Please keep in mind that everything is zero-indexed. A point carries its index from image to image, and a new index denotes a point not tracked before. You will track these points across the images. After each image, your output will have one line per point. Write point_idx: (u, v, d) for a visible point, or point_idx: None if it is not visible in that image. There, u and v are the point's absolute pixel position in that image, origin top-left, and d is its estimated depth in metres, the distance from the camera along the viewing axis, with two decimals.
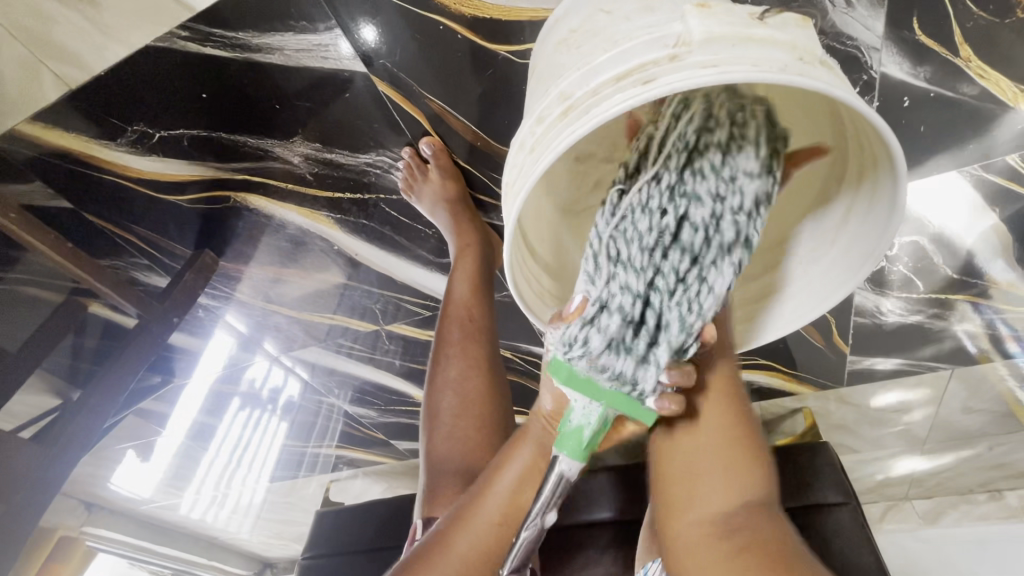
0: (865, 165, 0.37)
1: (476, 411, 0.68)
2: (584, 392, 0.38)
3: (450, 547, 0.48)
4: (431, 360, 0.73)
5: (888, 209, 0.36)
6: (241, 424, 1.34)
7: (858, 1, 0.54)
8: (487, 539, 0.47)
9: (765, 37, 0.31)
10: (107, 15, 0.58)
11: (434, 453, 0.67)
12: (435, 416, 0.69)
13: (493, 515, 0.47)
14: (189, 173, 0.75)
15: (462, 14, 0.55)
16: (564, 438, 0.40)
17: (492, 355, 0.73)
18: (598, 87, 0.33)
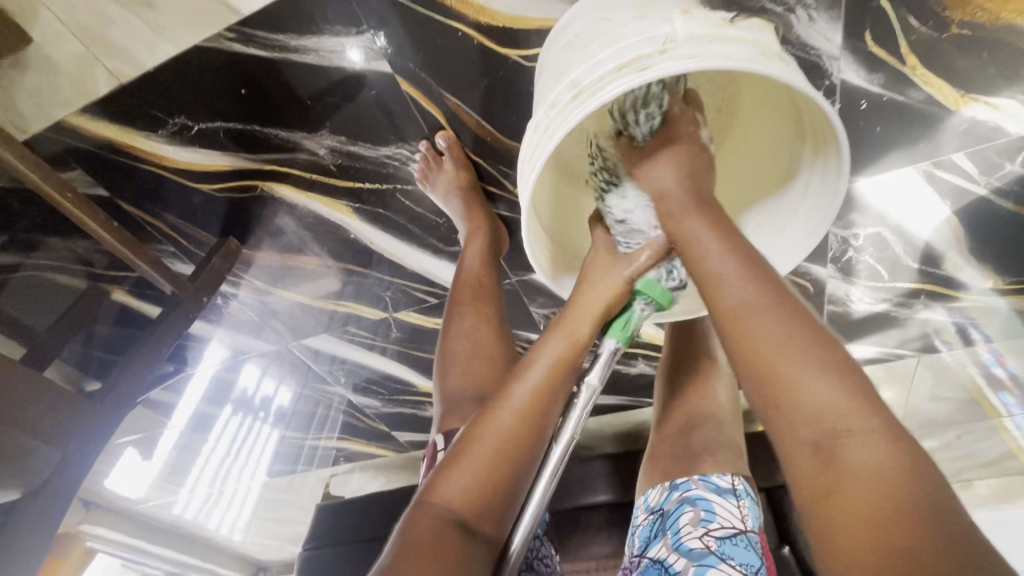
0: (818, 141, 0.45)
1: (485, 353, 0.75)
2: (657, 295, 0.51)
3: (474, 446, 0.45)
4: (446, 314, 0.81)
5: (837, 175, 0.44)
6: (234, 429, 1.36)
7: (819, 16, 0.63)
8: (513, 433, 0.46)
9: (734, 37, 0.39)
10: (163, 17, 0.65)
11: (447, 392, 0.73)
12: (449, 359, 0.75)
13: (528, 399, 0.47)
14: (221, 164, 0.82)
15: (480, 22, 0.63)
16: (631, 330, 0.51)
17: (502, 317, 0.80)
18: (603, 75, 0.40)
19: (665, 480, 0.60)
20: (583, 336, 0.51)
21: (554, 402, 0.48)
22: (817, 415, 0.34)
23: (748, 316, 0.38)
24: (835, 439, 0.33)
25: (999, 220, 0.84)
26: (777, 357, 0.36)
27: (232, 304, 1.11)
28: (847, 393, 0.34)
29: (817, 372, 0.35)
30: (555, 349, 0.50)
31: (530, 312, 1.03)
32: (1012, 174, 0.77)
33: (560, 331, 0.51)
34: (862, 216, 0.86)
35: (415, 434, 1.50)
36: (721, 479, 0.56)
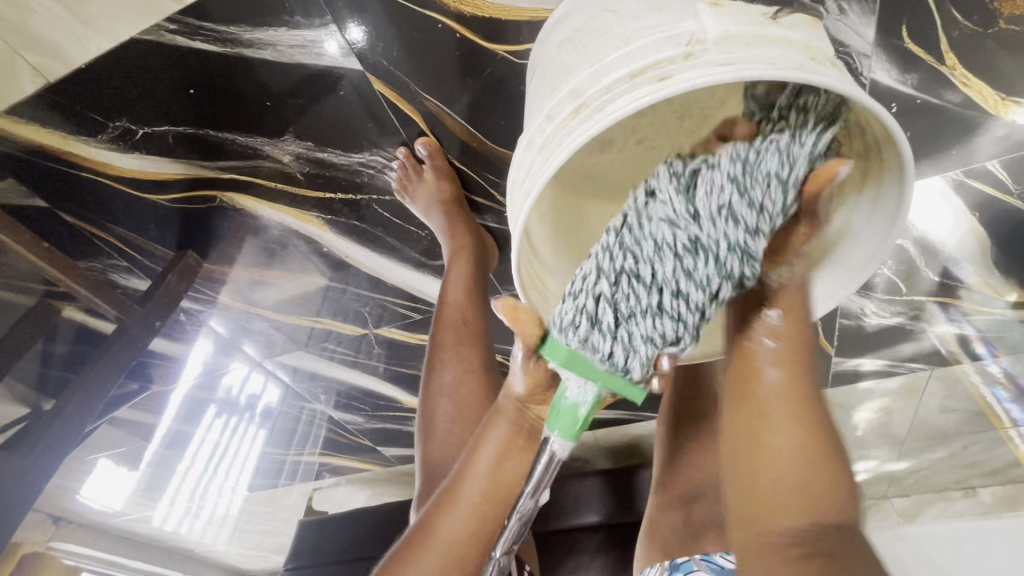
0: (874, 169, 0.38)
1: (472, 416, 0.68)
2: (579, 373, 0.39)
3: (428, 543, 0.45)
4: (426, 364, 0.73)
5: (899, 212, 0.38)
6: (219, 431, 1.30)
7: (850, 8, 0.55)
8: (467, 531, 0.45)
9: (777, 37, 0.31)
10: (91, 6, 0.55)
11: (431, 459, 0.67)
12: (432, 422, 0.69)
13: (475, 500, 0.45)
14: (175, 172, 0.73)
15: (462, 12, 0.54)
16: (560, 418, 0.41)
17: (488, 361, 0.72)
18: (610, 84, 0.33)
19: (665, 560, 0.54)
20: (525, 425, 0.46)
21: (502, 505, 0.45)
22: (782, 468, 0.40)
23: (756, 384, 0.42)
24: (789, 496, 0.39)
25: None
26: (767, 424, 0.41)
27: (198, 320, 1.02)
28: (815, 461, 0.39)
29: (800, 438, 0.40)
30: (499, 439, 0.46)
31: None
32: None
33: (505, 404, 0.46)
34: None
35: (402, 449, 1.42)
36: (725, 559, 0.49)
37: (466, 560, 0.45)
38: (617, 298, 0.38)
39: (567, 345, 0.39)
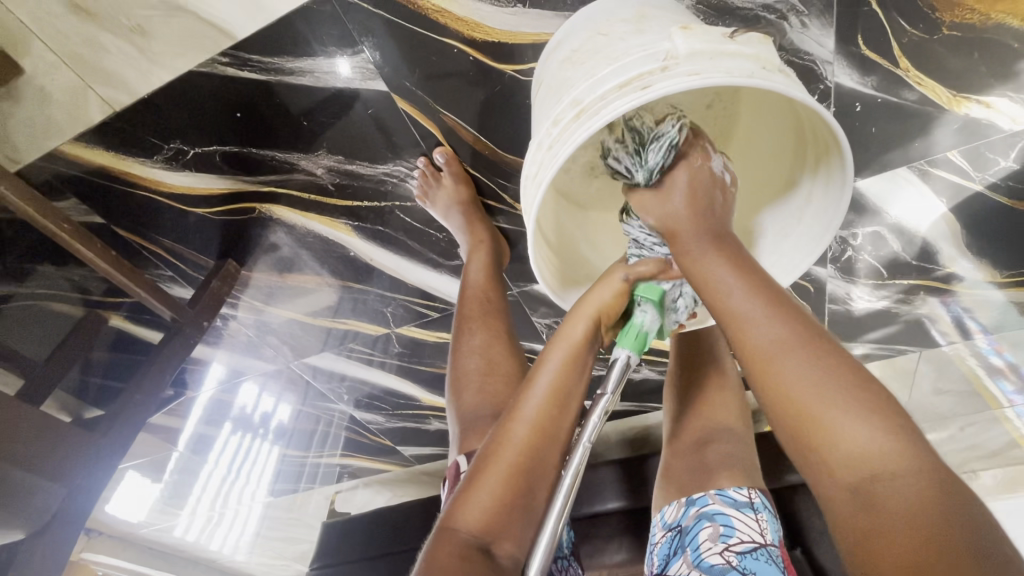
0: (820, 155, 0.47)
1: (501, 371, 0.77)
2: (659, 308, 0.52)
3: (495, 463, 0.50)
4: (455, 332, 0.82)
5: (840, 185, 0.45)
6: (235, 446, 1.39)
7: (811, 23, 0.63)
8: (530, 444, 0.51)
9: (735, 52, 0.39)
10: (155, 44, 0.64)
11: (465, 410, 0.76)
12: (463, 380, 0.78)
13: (536, 417, 0.52)
14: (219, 187, 0.81)
15: (475, 39, 0.63)
16: (631, 337, 0.52)
17: (510, 332, 0.82)
18: (604, 93, 0.41)
19: (681, 497, 0.63)
20: (584, 337, 0.54)
21: (568, 409, 0.53)
22: (854, 451, 0.35)
23: (776, 360, 0.38)
24: (874, 489, 0.34)
25: (995, 215, 0.85)
26: (816, 404, 0.36)
27: (232, 325, 1.10)
28: (894, 438, 0.34)
29: (864, 417, 0.35)
30: (561, 352, 0.54)
31: (532, 322, 1.03)
32: (1006, 170, 0.78)
33: (568, 326, 0.54)
34: (859, 215, 0.87)
35: (420, 448, 1.49)
36: (737, 493, 0.59)
37: (533, 467, 0.51)
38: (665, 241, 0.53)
39: (654, 284, 0.53)
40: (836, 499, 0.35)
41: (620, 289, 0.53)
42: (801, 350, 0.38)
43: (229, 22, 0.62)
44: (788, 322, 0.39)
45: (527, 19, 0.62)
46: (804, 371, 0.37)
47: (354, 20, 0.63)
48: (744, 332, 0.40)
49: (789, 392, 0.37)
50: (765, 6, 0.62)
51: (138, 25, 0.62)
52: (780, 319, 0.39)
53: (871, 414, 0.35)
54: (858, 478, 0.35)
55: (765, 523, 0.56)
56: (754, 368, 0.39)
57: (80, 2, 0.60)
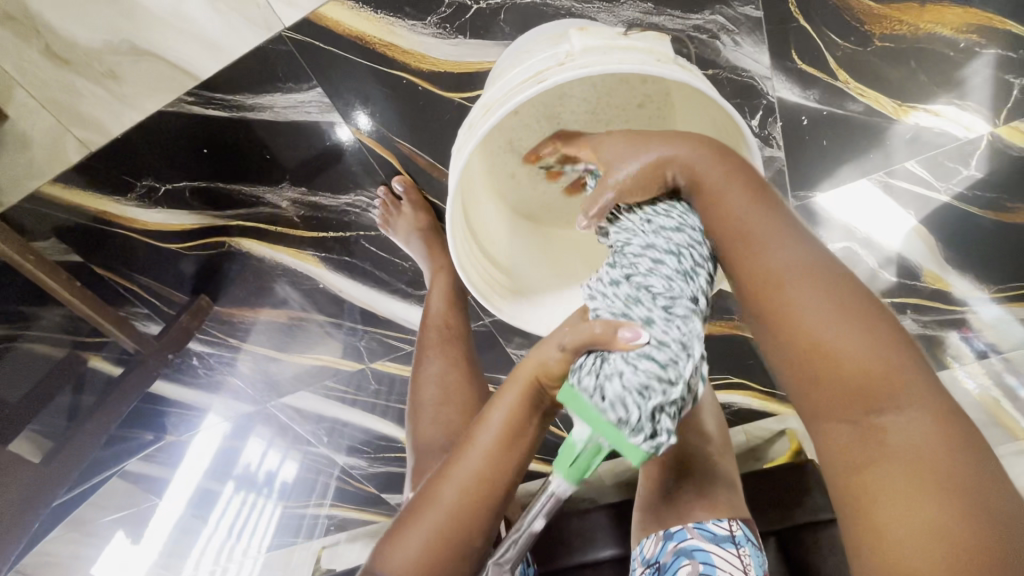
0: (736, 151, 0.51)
1: (458, 400, 0.76)
2: (582, 417, 0.41)
3: (423, 516, 0.48)
4: (415, 362, 0.82)
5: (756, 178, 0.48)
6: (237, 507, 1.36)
7: (743, 40, 0.66)
8: (463, 502, 0.47)
9: (627, 46, 0.41)
10: (126, 87, 0.69)
11: (422, 439, 0.75)
12: (420, 409, 0.77)
13: (472, 475, 0.48)
14: (189, 223, 0.84)
15: (422, 70, 0.67)
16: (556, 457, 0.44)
17: (471, 357, 0.81)
18: (506, 93, 0.43)
19: (658, 529, 0.59)
20: (532, 395, 0.48)
21: (510, 470, 0.48)
22: (863, 377, 0.36)
23: (793, 285, 0.38)
24: (866, 418, 0.36)
25: (968, 226, 0.83)
26: (828, 338, 0.36)
27: (210, 366, 1.09)
28: (895, 363, 0.36)
29: (874, 348, 0.36)
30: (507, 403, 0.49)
31: (507, 354, 1.01)
32: (970, 179, 0.77)
33: (514, 376, 0.49)
34: (827, 231, 0.85)
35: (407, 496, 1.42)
36: (716, 526, 0.56)
37: (465, 526, 0.47)
38: (632, 298, 0.42)
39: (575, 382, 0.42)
40: (834, 427, 0.38)
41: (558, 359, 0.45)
42: (817, 277, 0.38)
43: (193, 64, 0.67)
44: (803, 250, 0.39)
45: (469, 50, 0.65)
46: (821, 302, 0.37)
47: (309, 58, 0.67)
48: (761, 260, 0.39)
49: (805, 324, 0.37)
50: (695, 27, 0.65)
51: (110, 70, 0.67)
52: (800, 246, 0.39)
53: (877, 341, 0.36)
54: (861, 404, 0.36)
55: (746, 559, 0.54)
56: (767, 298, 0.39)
57: (58, 52, 0.66)
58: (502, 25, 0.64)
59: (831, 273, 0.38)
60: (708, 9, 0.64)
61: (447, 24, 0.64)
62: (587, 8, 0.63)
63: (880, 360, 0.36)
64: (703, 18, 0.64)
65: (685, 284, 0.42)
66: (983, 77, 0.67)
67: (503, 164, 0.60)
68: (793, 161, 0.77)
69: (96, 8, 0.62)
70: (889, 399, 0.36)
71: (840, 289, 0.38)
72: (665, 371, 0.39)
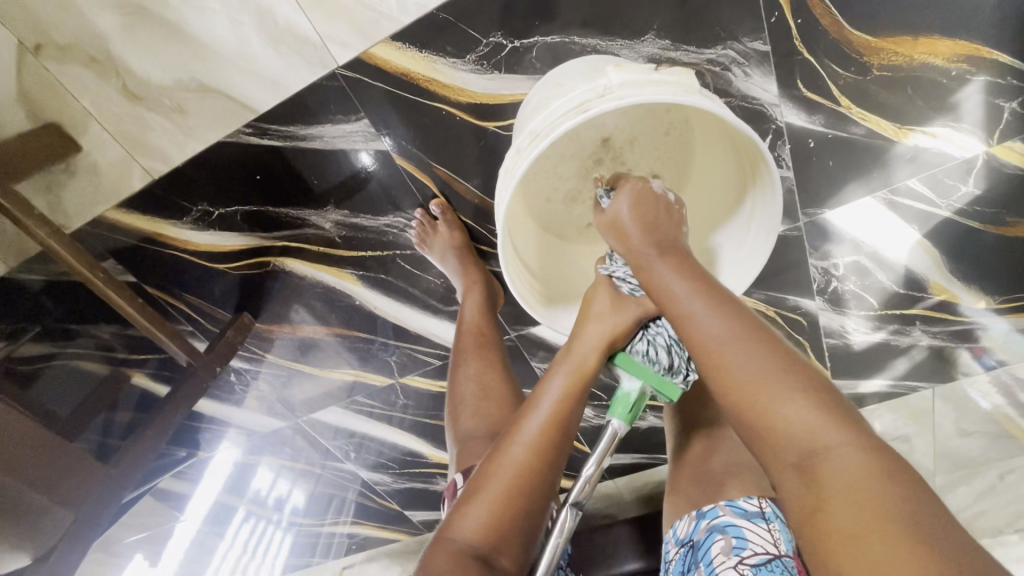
0: (754, 171, 0.58)
1: (494, 397, 0.81)
2: (635, 371, 0.56)
3: (498, 472, 0.52)
4: (451, 366, 0.87)
5: (775, 191, 0.55)
6: (246, 535, 1.43)
7: (753, 72, 0.72)
8: (533, 458, 0.52)
9: (659, 80, 0.47)
10: (191, 120, 0.76)
11: (462, 432, 0.79)
12: (461, 405, 0.82)
13: (539, 436, 0.53)
14: (237, 244, 0.90)
15: (460, 101, 0.73)
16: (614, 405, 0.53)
17: (502, 360, 0.87)
18: (554, 122, 0.49)
19: (692, 510, 0.61)
20: (588, 367, 0.56)
21: (569, 435, 0.55)
22: (806, 439, 0.40)
23: (722, 346, 0.45)
24: (779, 427, 0.41)
25: (972, 240, 0.88)
26: (784, 412, 0.41)
27: (246, 381, 1.14)
28: (801, 392, 0.41)
29: (805, 404, 0.40)
30: (564, 380, 0.56)
31: (532, 367, 1.05)
32: (969, 195, 0.82)
33: (570, 360, 0.57)
34: (837, 247, 0.90)
35: (429, 513, 1.44)
36: (748, 502, 0.57)
37: (534, 484, 0.52)
38: None
39: (631, 354, 0.57)
40: (788, 480, 0.41)
41: (630, 327, 0.57)
42: (743, 333, 0.45)
43: (254, 99, 0.74)
44: (732, 319, 0.46)
45: (503, 83, 0.72)
46: (743, 359, 0.44)
47: (358, 93, 0.74)
48: (694, 337, 0.47)
49: (733, 375, 0.44)
50: (709, 60, 0.72)
51: (178, 105, 0.74)
52: (718, 313, 0.47)
53: (810, 404, 0.40)
54: (800, 463, 0.40)
55: (777, 532, 0.54)
56: (708, 363, 0.45)
57: (133, 89, 0.73)
58: (534, 60, 0.71)
59: (735, 305, 0.48)
60: (720, 45, 0.70)
61: (484, 60, 0.71)
62: (611, 45, 0.70)
63: (792, 387, 0.41)
64: (716, 52, 0.71)
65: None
66: (974, 101, 0.73)
67: (539, 190, 0.66)
68: (801, 181, 0.83)
69: (171, 51, 0.70)
70: (777, 428, 0.41)
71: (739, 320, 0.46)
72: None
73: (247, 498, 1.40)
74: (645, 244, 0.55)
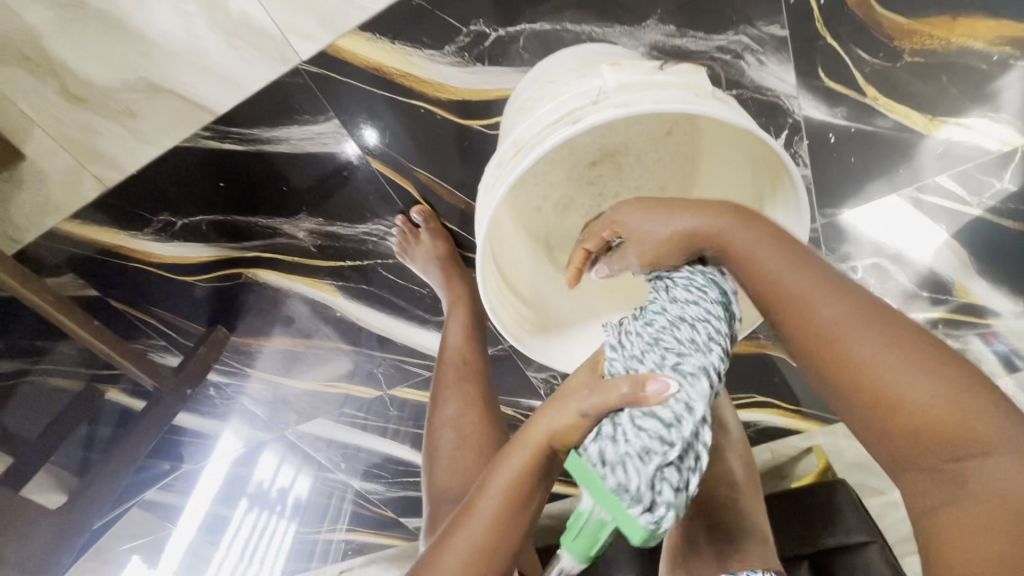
0: (775, 179, 0.50)
1: (474, 443, 0.76)
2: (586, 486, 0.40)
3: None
4: (431, 403, 0.81)
5: (799, 205, 0.48)
6: (251, 525, 1.27)
7: (768, 60, 0.64)
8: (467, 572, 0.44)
9: (662, 81, 0.41)
10: (143, 124, 0.69)
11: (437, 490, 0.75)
12: (437, 454, 0.78)
13: (477, 544, 0.45)
14: (206, 255, 0.84)
15: (440, 98, 0.66)
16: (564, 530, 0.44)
17: (486, 395, 0.80)
18: (540, 131, 0.42)
19: None
20: (538, 463, 0.45)
21: (513, 541, 0.46)
22: (940, 422, 0.37)
23: (842, 334, 0.40)
24: (919, 415, 0.37)
25: (1003, 240, 0.80)
26: (921, 399, 0.37)
27: (227, 394, 1.08)
28: (939, 375, 0.37)
29: (929, 379, 0.37)
30: (509, 477, 0.46)
31: (527, 377, 0.99)
32: (1002, 192, 0.75)
33: (516, 449, 0.46)
34: (855, 249, 0.83)
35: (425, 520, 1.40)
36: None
37: None
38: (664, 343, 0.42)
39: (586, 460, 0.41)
40: (917, 467, 0.38)
41: (572, 423, 0.43)
42: (865, 317, 0.40)
43: (211, 100, 0.67)
44: (853, 301, 0.40)
45: (487, 77, 0.64)
46: (872, 345, 0.39)
47: (326, 91, 0.66)
48: (810, 321, 0.41)
49: (859, 362, 0.39)
50: (719, 48, 0.63)
51: (127, 108, 0.67)
52: (838, 297, 0.41)
53: (934, 376, 0.37)
54: (944, 447, 0.37)
55: None
56: (828, 352, 0.40)
57: (74, 91, 0.65)
58: (521, 51, 0.63)
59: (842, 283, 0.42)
60: (731, 30, 0.62)
61: (465, 52, 0.63)
62: (608, 32, 0.62)
63: (931, 372, 0.37)
64: (726, 39, 0.63)
65: (702, 356, 0.41)
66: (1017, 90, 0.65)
67: (527, 199, 0.60)
68: (820, 179, 0.75)
69: (113, 47, 0.62)
70: (912, 418, 0.37)
71: (852, 301, 0.40)
72: (667, 436, 0.38)
73: (249, 489, 1.29)
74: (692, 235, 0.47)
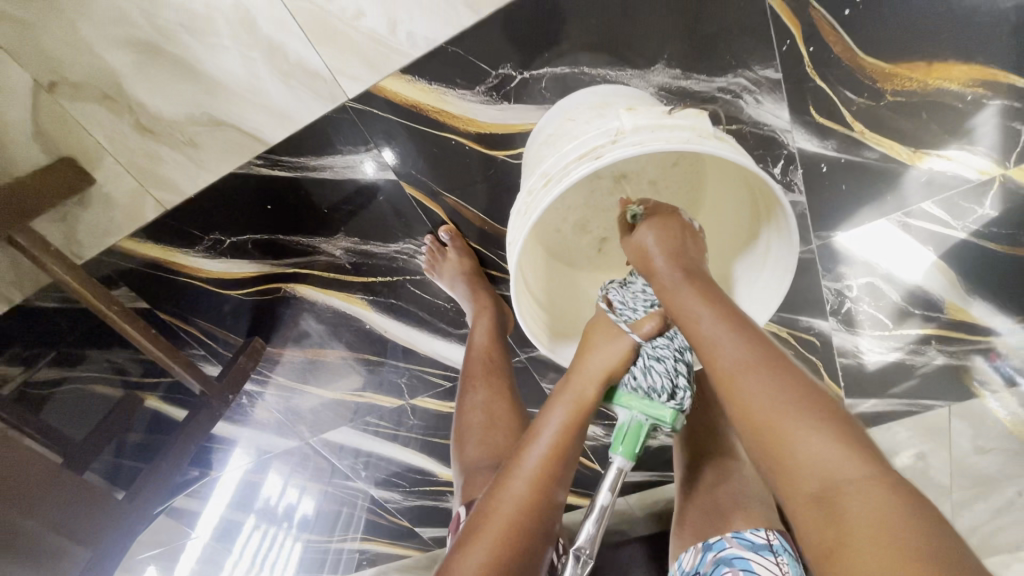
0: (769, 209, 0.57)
1: (503, 424, 0.81)
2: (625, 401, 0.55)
3: (498, 505, 0.52)
4: (461, 391, 0.87)
5: (790, 232, 0.55)
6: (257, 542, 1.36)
7: (764, 98, 0.72)
8: (530, 493, 0.52)
9: (672, 124, 0.48)
10: (202, 152, 0.77)
11: (468, 461, 0.79)
12: (467, 431, 0.82)
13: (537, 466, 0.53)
14: (249, 271, 0.91)
15: (470, 132, 0.73)
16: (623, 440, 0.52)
17: (512, 387, 0.86)
18: (566, 164, 0.50)
19: (698, 542, 0.61)
20: (587, 398, 0.55)
21: (566, 470, 0.54)
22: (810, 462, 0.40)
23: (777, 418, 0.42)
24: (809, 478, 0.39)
25: (986, 260, 0.86)
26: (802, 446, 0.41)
27: (257, 402, 1.15)
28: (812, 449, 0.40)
29: (826, 437, 0.40)
30: (563, 412, 0.55)
31: (542, 388, 1.05)
32: (986, 217, 0.81)
33: (569, 388, 0.56)
34: (849, 267, 0.90)
35: (439, 529, 1.44)
36: (755, 535, 0.56)
37: (529, 518, 0.51)
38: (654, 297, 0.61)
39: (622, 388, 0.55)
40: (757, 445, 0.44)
41: (626, 355, 0.55)
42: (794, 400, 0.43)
43: (264, 132, 0.75)
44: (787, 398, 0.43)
45: (512, 113, 0.72)
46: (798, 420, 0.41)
47: (367, 125, 0.74)
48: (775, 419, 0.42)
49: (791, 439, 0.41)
50: (720, 88, 0.71)
51: (190, 139, 0.75)
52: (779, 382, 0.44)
53: (825, 431, 0.40)
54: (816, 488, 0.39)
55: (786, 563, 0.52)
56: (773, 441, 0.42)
57: (145, 124, 0.74)
58: (543, 91, 0.70)
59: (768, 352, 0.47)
60: (730, 73, 0.70)
61: (493, 91, 0.70)
62: (621, 74, 0.70)
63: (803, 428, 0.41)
64: (727, 80, 0.71)
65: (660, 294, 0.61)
66: (990, 126, 0.71)
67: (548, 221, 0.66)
68: (814, 204, 0.82)
69: (182, 87, 0.70)
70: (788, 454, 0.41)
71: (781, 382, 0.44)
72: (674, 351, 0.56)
73: (255, 508, 1.35)
74: (673, 269, 0.55)
